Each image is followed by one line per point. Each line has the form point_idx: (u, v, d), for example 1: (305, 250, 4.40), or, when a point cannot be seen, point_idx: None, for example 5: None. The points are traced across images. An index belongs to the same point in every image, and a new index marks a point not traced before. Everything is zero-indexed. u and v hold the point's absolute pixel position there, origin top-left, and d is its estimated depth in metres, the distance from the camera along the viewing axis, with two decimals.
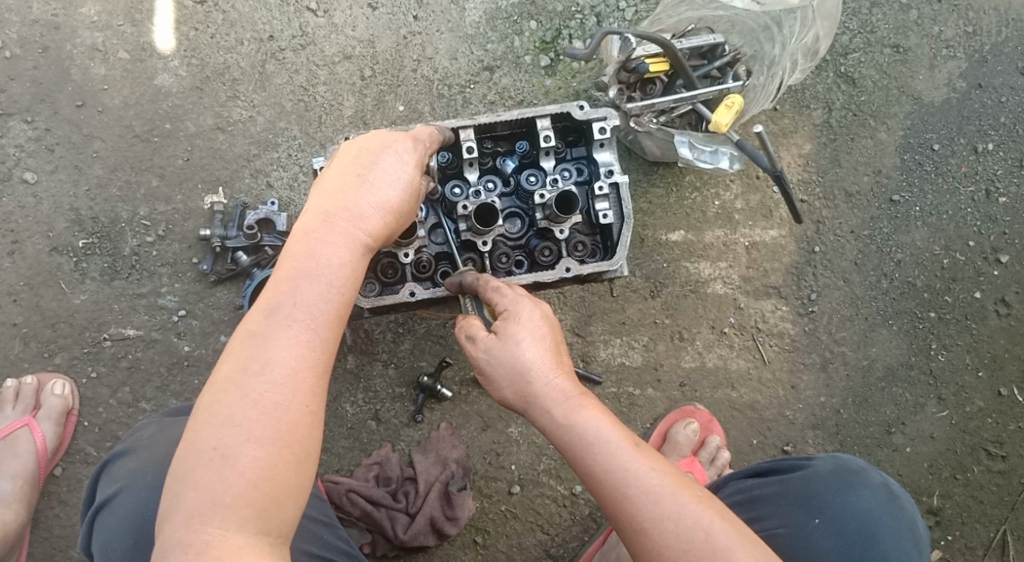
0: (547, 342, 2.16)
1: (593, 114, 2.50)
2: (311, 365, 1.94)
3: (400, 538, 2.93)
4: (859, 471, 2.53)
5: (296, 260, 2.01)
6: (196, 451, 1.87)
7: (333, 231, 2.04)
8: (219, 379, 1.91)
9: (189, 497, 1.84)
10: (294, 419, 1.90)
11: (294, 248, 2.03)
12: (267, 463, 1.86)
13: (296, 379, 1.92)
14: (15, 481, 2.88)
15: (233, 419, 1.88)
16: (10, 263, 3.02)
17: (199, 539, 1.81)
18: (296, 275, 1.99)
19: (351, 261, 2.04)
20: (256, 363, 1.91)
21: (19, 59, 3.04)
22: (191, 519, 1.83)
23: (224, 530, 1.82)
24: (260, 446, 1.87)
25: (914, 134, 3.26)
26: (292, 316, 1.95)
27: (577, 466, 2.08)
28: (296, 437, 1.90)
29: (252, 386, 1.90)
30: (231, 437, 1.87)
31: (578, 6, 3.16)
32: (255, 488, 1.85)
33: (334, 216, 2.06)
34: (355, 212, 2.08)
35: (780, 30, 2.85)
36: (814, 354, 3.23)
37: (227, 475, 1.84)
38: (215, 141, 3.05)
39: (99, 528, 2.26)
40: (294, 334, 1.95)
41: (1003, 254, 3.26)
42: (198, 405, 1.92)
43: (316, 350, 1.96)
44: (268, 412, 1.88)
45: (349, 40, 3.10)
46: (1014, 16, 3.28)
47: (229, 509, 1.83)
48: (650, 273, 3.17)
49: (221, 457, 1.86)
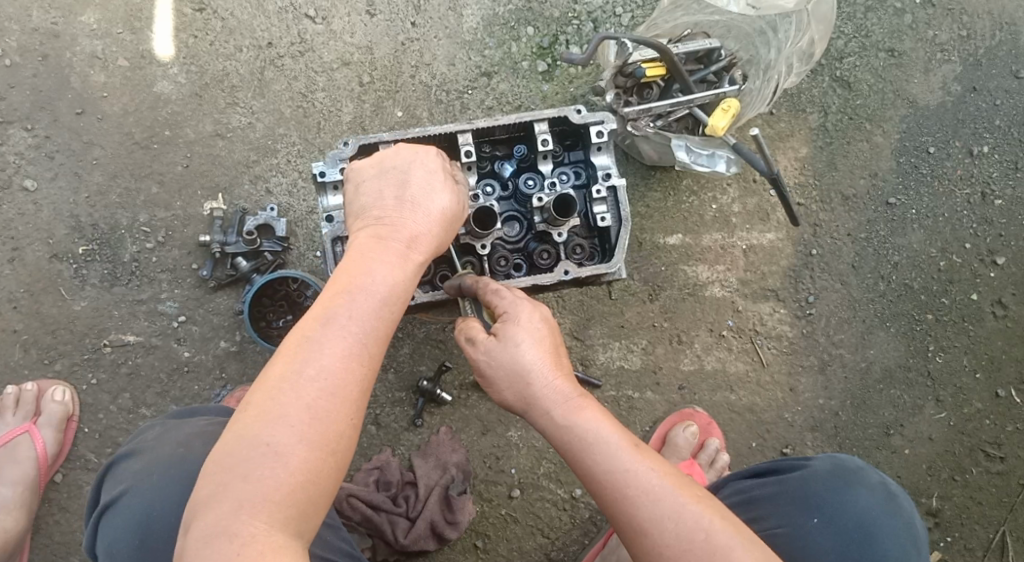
0: (547, 343, 2.17)
1: (591, 118, 2.51)
2: (363, 377, 1.96)
3: (400, 542, 2.93)
4: (857, 470, 2.54)
5: (354, 273, 2.03)
6: (244, 447, 1.86)
7: (390, 249, 2.07)
8: (271, 380, 1.91)
9: (236, 491, 1.83)
10: (344, 427, 1.91)
11: (352, 261, 2.05)
12: (315, 466, 1.87)
13: (349, 387, 1.93)
14: (16, 487, 2.89)
15: (285, 420, 1.87)
16: (10, 270, 3.03)
17: (243, 533, 1.79)
18: (356, 287, 2.01)
19: (406, 280, 2.07)
20: (312, 367, 1.91)
21: (19, 67, 3.05)
22: (236, 512, 1.81)
23: (269, 527, 1.81)
24: (308, 450, 1.87)
25: (910, 138, 3.28)
26: (349, 327, 1.96)
27: (577, 467, 2.09)
28: (344, 445, 1.91)
29: (306, 389, 1.89)
30: (283, 437, 1.86)
31: (575, 12, 3.18)
32: (299, 489, 1.85)
33: (390, 235, 2.09)
34: (410, 231, 2.11)
35: (776, 35, 2.87)
36: (812, 356, 3.24)
37: (277, 474, 1.84)
38: (214, 147, 3.07)
39: (103, 529, 2.27)
40: (350, 344, 1.95)
41: (999, 256, 3.28)
42: (248, 402, 1.90)
43: (369, 362, 1.97)
44: (321, 417, 1.89)
45: (347, 47, 3.12)
46: (1008, 20, 3.30)
47: (274, 507, 1.83)
48: (649, 277, 3.18)
49: (273, 456, 1.85)
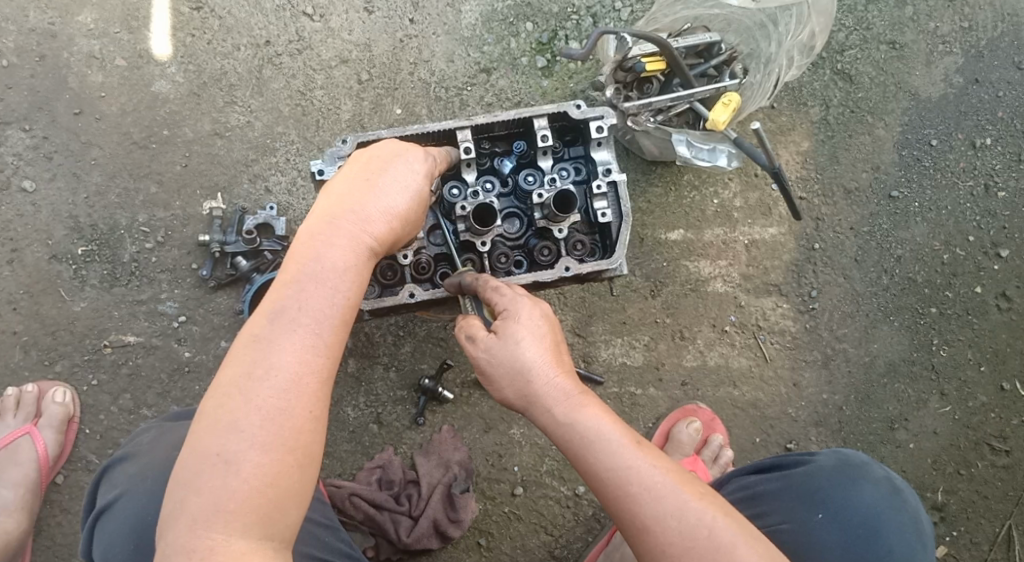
0: (547, 341, 2.15)
1: (590, 113, 2.48)
2: (315, 370, 1.94)
3: (403, 541, 2.91)
4: (862, 464, 2.52)
5: (300, 264, 2.01)
6: (199, 455, 1.87)
7: (337, 235, 2.03)
8: (222, 384, 1.91)
9: (194, 502, 1.84)
10: (297, 423, 1.89)
11: (297, 252, 2.03)
12: (270, 468, 1.86)
13: (298, 383, 1.91)
14: (17, 489, 2.88)
15: (236, 424, 1.87)
16: (10, 272, 3.02)
17: (202, 545, 1.81)
18: (301, 279, 1.99)
19: (354, 265, 2.03)
20: (259, 367, 1.91)
21: (16, 67, 3.04)
22: (195, 524, 1.82)
23: (229, 536, 1.81)
24: (262, 452, 1.86)
25: (912, 130, 3.26)
26: (296, 323, 1.95)
27: (578, 465, 2.08)
28: (300, 443, 1.89)
29: (255, 391, 1.89)
30: (234, 442, 1.86)
31: (574, 7, 3.16)
32: (260, 492, 1.84)
33: (339, 220, 2.05)
34: (361, 216, 2.06)
35: (776, 28, 2.85)
36: (816, 351, 3.23)
37: (232, 481, 1.84)
38: (213, 146, 3.06)
39: (100, 533, 2.26)
40: (297, 339, 1.94)
41: (1003, 249, 3.25)
42: (201, 409, 1.91)
43: (320, 355, 1.95)
44: (271, 417, 1.88)
45: (346, 44, 3.11)
46: (1010, 11, 3.28)
47: (233, 514, 1.83)
48: (651, 273, 3.16)
49: (225, 461, 1.85)
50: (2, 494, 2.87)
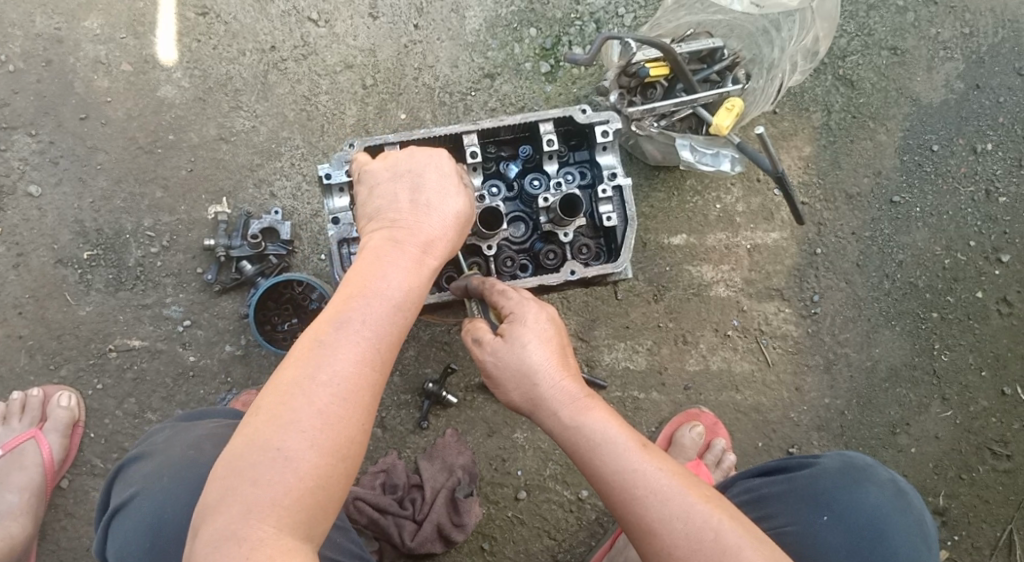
0: (552, 344, 2.16)
1: (596, 117, 2.50)
2: (375, 382, 1.96)
3: (407, 545, 2.92)
4: (866, 467, 2.54)
5: (367, 276, 2.02)
6: (255, 451, 1.86)
7: (404, 253, 2.06)
8: (283, 384, 1.91)
9: (247, 493, 1.84)
10: (357, 432, 1.91)
11: (363, 265, 2.04)
12: (326, 471, 1.87)
13: (362, 393, 1.93)
14: (22, 493, 2.89)
15: (298, 424, 1.87)
16: (15, 276, 3.03)
17: (252, 537, 1.81)
18: (367, 292, 2.00)
19: (419, 284, 2.06)
20: (323, 371, 1.91)
21: (23, 72, 3.06)
22: (246, 515, 1.82)
23: (279, 532, 1.82)
24: (320, 455, 1.87)
25: (913, 136, 3.28)
26: (362, 333, 1.96)
27: (584, 468, 2.09)
28: (354, 450, 1.91)
29: (318, 393, 1.90)
30: (294, 441, 1.86)
31: (578, 13, 3.18)
32: (312, 494, 1.86)
33: (405, 240, 2.08)
34: (426, 235, 2.10)
35: (779, 34, 2.87)
36: (818, 355, 3.24)
37: (288, 479, 1.84)
38: (218, 151, 3.07)
39: (115, 531, 2.26)
40: (361, 350, 1.95)
41: (1004, 254, 3.27)
42: (260, 405, 1.91)
43: (380, 367, 1.97)
44: (332, 422, 1.89)
45: (350, 49, 3.12)
46: (1010, 17, 3.30)
47: (286, 510, 1.84)
48: (653, 277, 3.18)
49: (283, 459, 1.85)
50: (7, 498, 2.88)
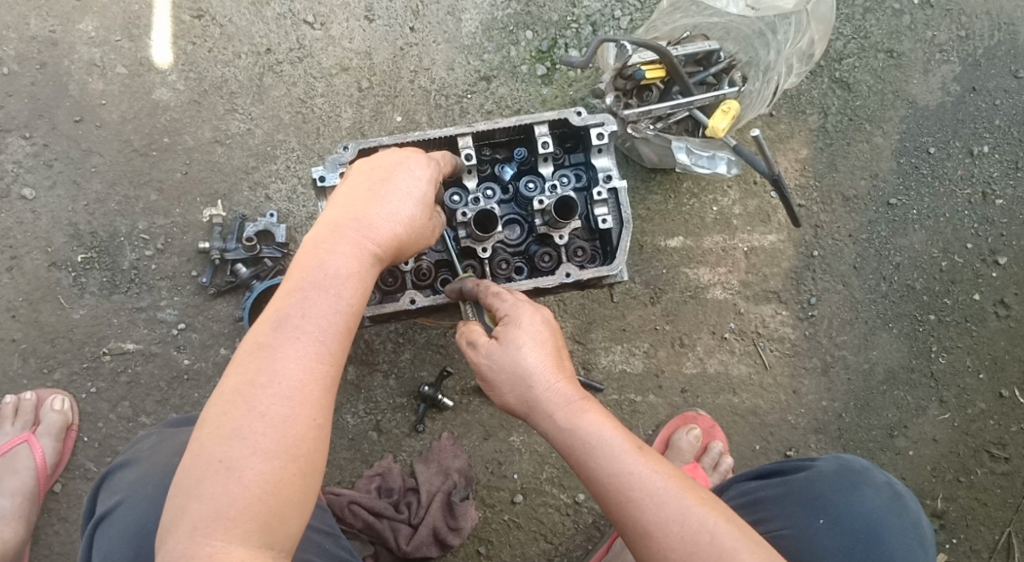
0: (548, 346, 2.15)
1: (591, 119, 2.49)
2: (318, 380, 1.94)
3: (403, 549, 2.90)
4: (862, 470, 2.53)
5: (305, 271, 2.01)
6: (200, 462, 1.87)
7: (341, 246, 2.03)
8: (225, 391, 1.91)
9: (195, 507, 1.84)
10: (301, 432, 1.89)
11: (301, 261, 2.03)
12: (273, 476, 1.86)
13: (304, 392, 1.92)
14: (15, 497, 2.87)
15: (240, 431, 1.87)
16: (9, 279, 3.02)
17: (205, 551, 1.81)
18: (304, 290, 1.98)
19: (359, 274, 2.03)
20: (262, 375, 1.91)
21: (17, 75, 3.05)
22: (195, 530, 1.82)
23: (228, 543, 1.81)
24: (264, 460, 1.86)
25: (910, 138, 3.27)
26: (301, 330, 1.95)
27: (580, 471, 2.08)
28: (303, 451, 1.89)
29: (259, 397, 1.89)
30: (237, 449, 1.86)
31: (574, 16, 3.18)
32: (261, 500, 1.84)
33: (343, 232, 2.05)
34: (366, 224, 2.07)
35: (775, 37, 2.87)
36: (815, 358, 3.23)
37: (234, 488, 1.84)
38: (213, 154, 3.06)
39: (99, 540, 2.24)
40: (300, 348, 1.94)
41: (1001, 256, 3.27)
42: (204, 417, 1.91)
43: (323, 364, 1.95)
44: (274, 426, 1.88)
45: (346, 52, 3.12)
46: (1006, 20, 3.30)
47: (235, 521, 1.83)
48: (650, 280, 3.17)
49: (227, 469, 1.85)
50: None
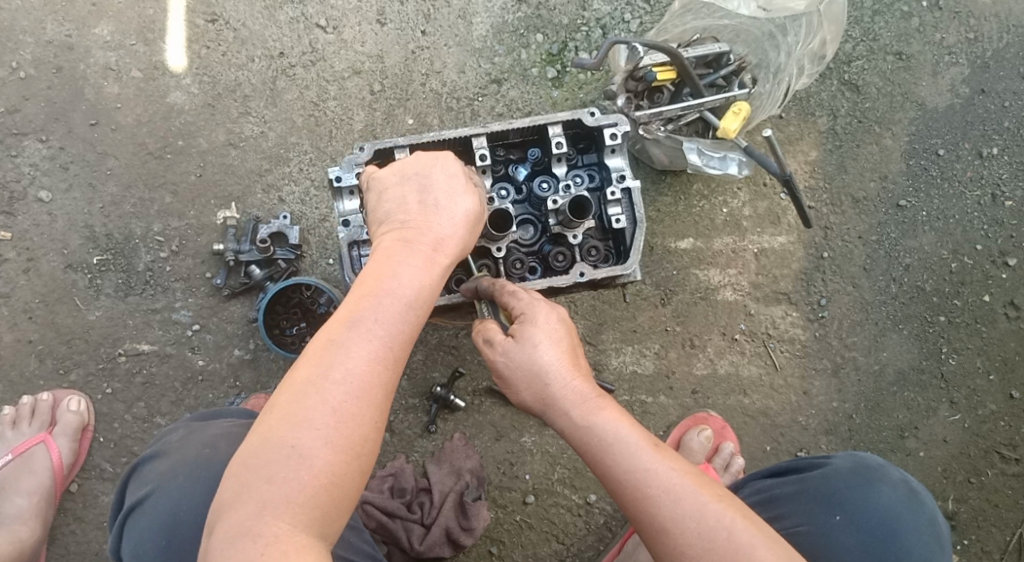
0: (564, 345, 2.17)
1: (604, 120, 2.51)
2: (386, 382, 1.96)
3: (416, 549, 2.91)
4: (878, 467, 2.54)
5: (382, 272, 2.03)
6: (270, 448, 1.88)
7: (415, 252, 2.06)
8: (297, 380, 1.92)
9: (260, 492, 1.85)
10: (369, 430, 1.92)
11: (377, 262, 2.05)
12: (338, 469, 1.88)
13: (375, 391, 1.94)
14: (32, 497, 2.89)
15: (311, 421, 1.89)
16: (25, 281, 3.04)
17: (267, 534, 1.82)
18: (380, 291, 2.01)
19: (432, 282, 2.06)
20: (336, 369, 1.93)
21: (34, 79, 3.07)
22: (260, 514, 1.83)
23: (293, 529, 1.83)
24: (333, 453, 1.88)
25: (919, 140, 3.28)
26: (375, 331, 1.97)
27: (597, 468, 2.09)
28: (367, 449, 1.92)
29: (331, 392, 1.91)
30: (308, 439, 1.88)
31: (584, 19, 3.20)
32: (324, 492, 1.87)
33: (415, 239, 2.08)
34: (438, 233, 2.10)
35: (785, 38, 2.88)
36: (825, 359, 3.24)
37: (301, 475, 1.86)
38: (227, 156, 3.09)
39: (131, 530, 2.27)
40: (374, 348, 1.96)
41: (1011, 258, 3.28)
42: (274, 405, 1.92)
43: (393, 368, 1.98)
44: (346, 420, 1.90)
45: (359, 56, 3.14)
46: (1015, 22, 3.31)
47: (300, 508, 1.85)
48: (661, 281, 3.18)
49: (297, 457, 1.87)
50: (17, 502, 2.89)
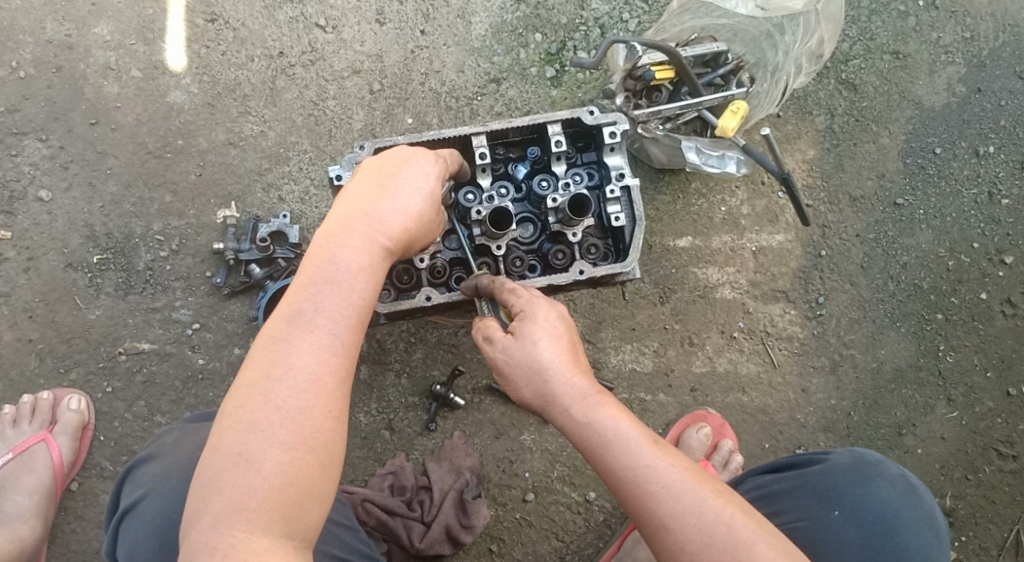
0: (564, 342, 2.18)
1: (604, 119, 2.53)
2: (331, 376, 1.97)
3: (416, 547, 2.93)
4: (877, 463, 2.55)
5: (318, 265, 2.04)
6: (221, 454, 1.90)
7: (353, 245, 2.06)
8: (242, 384, 1.95)
9: (216, 500, 1.88)
10: (318, 424, 1.93)
11: (314, 255, 2.06)
12: (291, 467, 1.89)
13: (320, 383, 1.95)
14: (32, 496, 2.90)
15: (256, 423, 1.91)
16: (25, 280, 3.05)
17: (224, 542, 1.84)
18: (317, 283, 2.02)
19: (371, 268, 2.06)
20: (279, 368, 1.94)
21: (33, 79, 3.08)
22: (217, 523, 1.86)
23: (251, 534, 1.85)
24: (282, 451, 1.89)
25: (916, 139, 3.30)
26: (315, 323, 1.99)
27: (597, 464, 2.10)
28: (319, 442, 1.93)
29: (275, 391, 1.92)
30: (255, 441, 1.90)
31: (583, 19, 3.21)
32: (281, 492, 1.88)
33: (355, 226, 2.08)
34: (378, 218, 2.09)
35: (783, 37, 2.91)
36: (823, 357, 3.26)
37: (253, 479, 1.87)
38: (227, 156, 3.09)
39: (125, 533, 2.28)
40: (315, 341, 1.97)
41: (1007, 255, 3.29)
42: (222, 410, 1.95)
43: (337, 357, 1.98)
44: (291, 417, 1.91)
45: (358, 55, 3.15)
46: (1011, 21, 3.33)
47: (255, 511, 1.86)
48: (660, 280, 3.20)
49: (246, 461, 1.89)
50: (17, 501, 2.89)
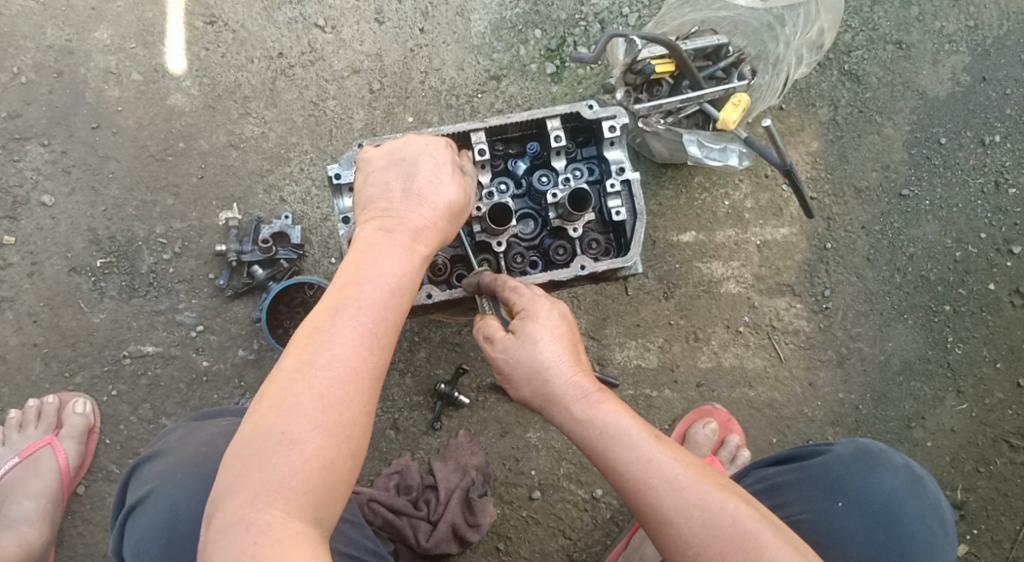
0: (565, 340, 2.17)
1: (603, 113, 2.51)
2: (372, 368, 1.97)
3: (423, 546, 2.92)
4: (879, 452, 2.53)
5: (361, 264, 2.04)
6: (261, 437, 1.89)
7: (394, 243, 2.07)
8: (283, 370, 1.93)
9: (253, 480, 1.86)
10: (358, 413, 1.93)
11: (357, 254, 2.06)
12: (329, 453, 1.89)
13: (361, 374, 1.95)
14: (39, 500, 2.91)
15: (300, 408, 1.89)
16: (29, 285, 3.05)
17: (260, 523, 1.83)
18: (361, 279, 2.02)
19: (411, 269, 2.08)
20: (321, 357, 1.93)
21: (35, 84, 3.08)
22: (255, 501, 1.84)
23: (286, 516, 1.84)
24: (323, 438, 1.89)
25: (920, 129, 3.27)
26: (357, 318, 1.98)
27: (599, 461, 2.09)
28: (357, 431, 1.93)
29: (318, 378, 1.91)
30: (297, 426, 1.88)
31: (582, 14, 3.20)
32: (317, 476, 1.87)
33: (394, 228, 2.10)
34: (415, 222, 2.12)
35: (783, 29, 2.88)
36: (830, 350, 3.23)
37: (293, 460, 1.86)
38: (228, 157, 3.09)
39: (132, 530, 2.28)
40: (357, 335, 1.97)
41: (1015, 245, 3.26)
42: (262, 394, 1.93)
43: (376, 353, 1.98)
44: (333, 406, 1.91)
45: (357, 55, 3.15)
46: (1015, 9, 3.30)
47: (292, 494, 1.85)
48: (663, 275, 3.18)
49: (288, 443, 1.87)
50: (24, 504, 2.90)
